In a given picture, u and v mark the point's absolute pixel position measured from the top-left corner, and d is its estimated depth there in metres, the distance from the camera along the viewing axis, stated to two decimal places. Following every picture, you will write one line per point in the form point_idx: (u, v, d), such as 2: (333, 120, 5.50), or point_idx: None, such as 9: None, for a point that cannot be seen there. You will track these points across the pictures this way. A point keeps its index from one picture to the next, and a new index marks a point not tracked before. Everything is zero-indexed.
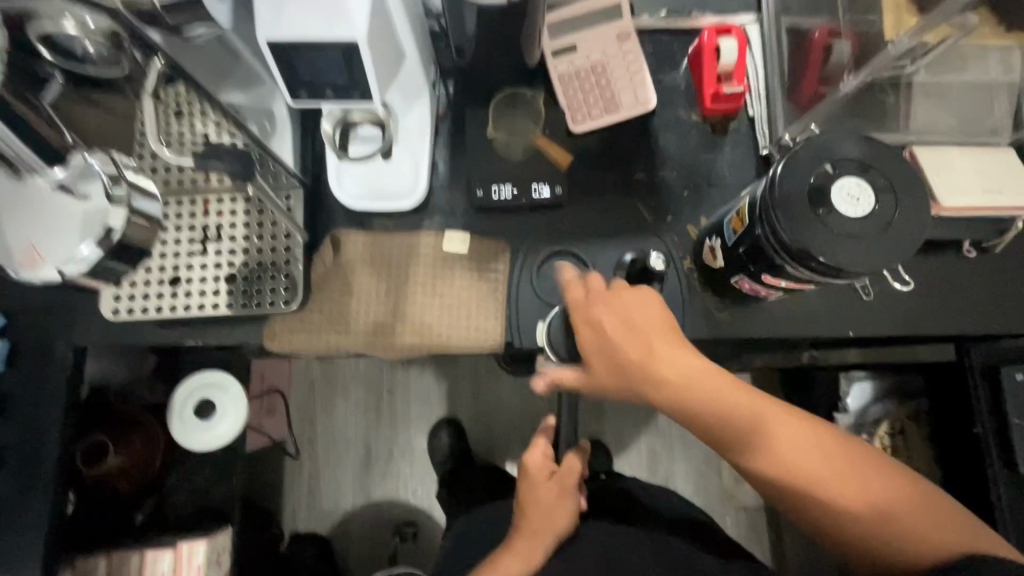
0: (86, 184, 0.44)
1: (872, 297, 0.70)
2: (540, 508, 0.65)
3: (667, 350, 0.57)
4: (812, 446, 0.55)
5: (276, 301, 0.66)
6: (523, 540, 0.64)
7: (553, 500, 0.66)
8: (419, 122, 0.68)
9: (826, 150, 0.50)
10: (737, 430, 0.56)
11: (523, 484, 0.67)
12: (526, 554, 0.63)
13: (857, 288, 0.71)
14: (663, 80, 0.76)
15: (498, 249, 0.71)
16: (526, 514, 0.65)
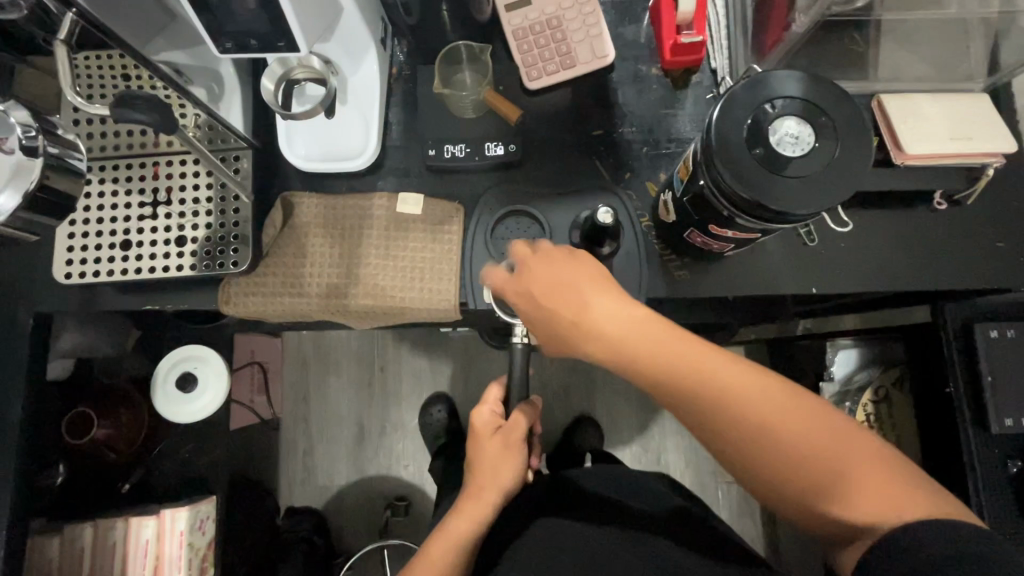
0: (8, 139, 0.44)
1: (816, 242, 0.68)
2: (488, 463, 0.65)
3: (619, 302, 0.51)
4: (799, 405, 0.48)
5: (226, 262, 0.65)
6: (470, 501, 0.66)
7: (499, 455, 0.65)
8: (367, 79, 0.67)
9: (768, 89, 0.48)
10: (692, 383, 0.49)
11: (472, 442, 0.67)
12: (474, 514, 0.65)
13: (801, 233, 0.69)
14: (624, 35, 0.74)
15: (452, 209, 0.70)
16: (474, 472, 0.66)
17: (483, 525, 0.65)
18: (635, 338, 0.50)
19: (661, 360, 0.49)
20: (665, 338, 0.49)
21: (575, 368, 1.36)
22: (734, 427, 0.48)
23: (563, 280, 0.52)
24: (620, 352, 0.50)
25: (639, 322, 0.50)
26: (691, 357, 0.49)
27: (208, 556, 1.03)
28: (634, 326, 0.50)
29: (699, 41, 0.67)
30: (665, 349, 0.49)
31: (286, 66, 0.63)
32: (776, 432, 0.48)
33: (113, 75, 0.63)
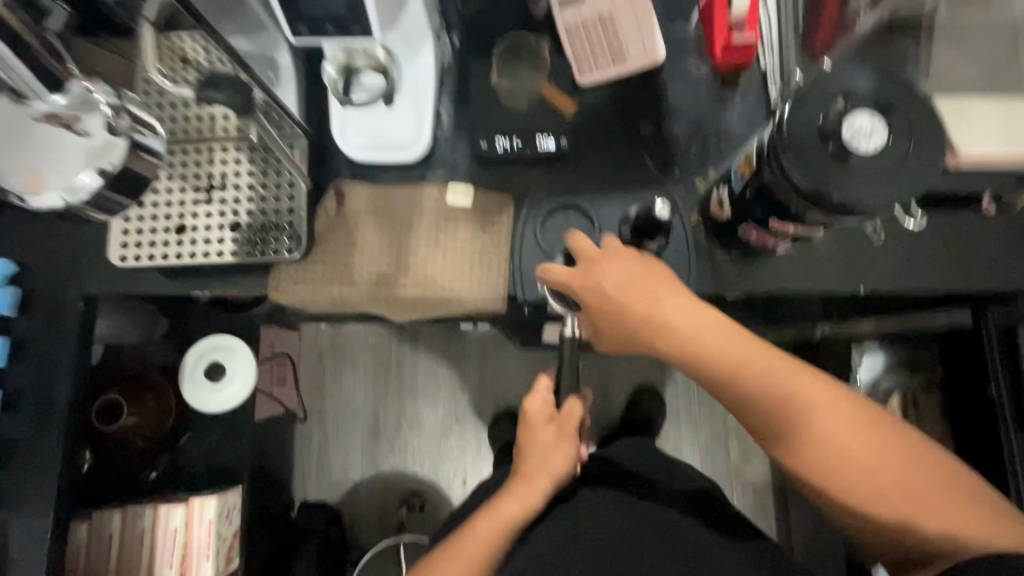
0: (90, 115, 0.44)
1: (882, 240, 0.69)
2: (540, 450, 0.66)
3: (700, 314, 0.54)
4: (853, 427, 0.54)
5: (280, 249, 0.66)
6: (518, 486, 0.66)
7: (552, 442, 0.66)
8: (422, 70, 0.67)
9: (839, 86, 0.49)
10: (756, 401, 0.55)
11: (524, 428, 0.67)
12: (522, 499, 0.65)
13: (867, 231, 0.69)
14: (674, 32, 0.75)
15: (502, 201, 0.70)
16: (524, 457, 0.66)
17: (531, 509, 0.66)
18: (711, 344, 0.54)
19: (733, 367, 0.54)
20: (739, 346, 0.54)
21: (596, 367, 1.36)
22: (795, 435, 0.55)
23: (636, 284, 0.55)
24: (694, 356, 0.55)
25: (717, 327, 0.54)
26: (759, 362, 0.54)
27: (234, 545, 1.04)
28: (706, 334, 0.54)
29: (752, 42, 0.67)
30: (737, 358, 0.54)
31: (346, 54, 0.63)
32: (836, 446, 0.54)
33: None
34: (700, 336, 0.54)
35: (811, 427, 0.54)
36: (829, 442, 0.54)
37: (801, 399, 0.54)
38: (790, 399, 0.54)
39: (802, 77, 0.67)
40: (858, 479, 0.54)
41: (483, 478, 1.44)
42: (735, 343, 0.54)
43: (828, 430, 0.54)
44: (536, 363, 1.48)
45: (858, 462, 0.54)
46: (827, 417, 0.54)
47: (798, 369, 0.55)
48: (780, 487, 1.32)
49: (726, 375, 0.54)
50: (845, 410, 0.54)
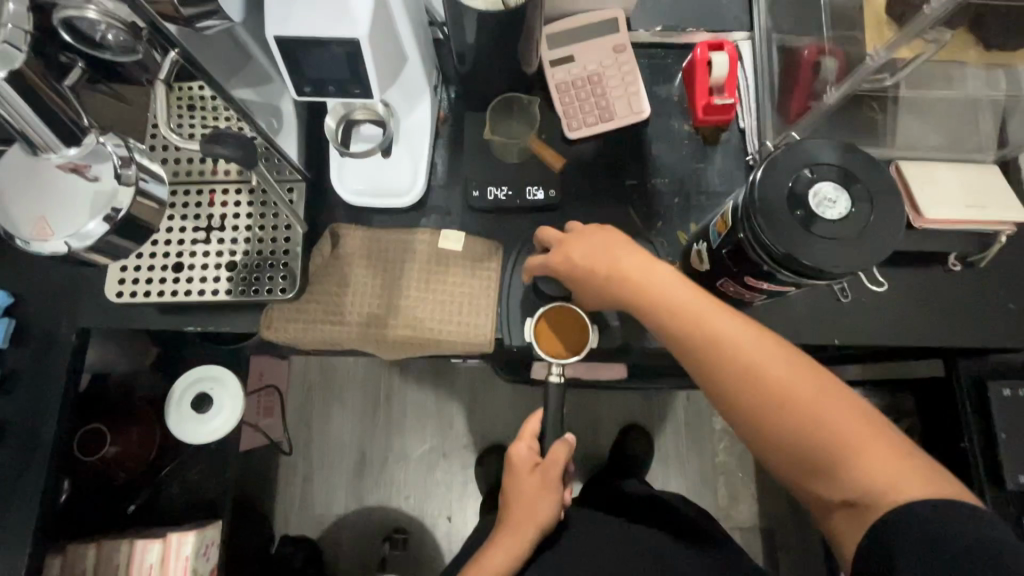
0: (101, 164, 0.47)
1: (849, 299, 0.72)
2: (524, 498, 0.65)
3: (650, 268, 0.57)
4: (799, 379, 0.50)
5: (274, 289, 0.68)
6: (507, 535, 0.66)
7: (538, 490, 0.65)
8: (420, 123, 0.71)
9: (805, 156, 0.52)
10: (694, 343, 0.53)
11: (509, 476, 0.67)
12: (510, 548, 0.66)
13: (835, 289, 0.72)
14: (658, 93, 0.79)
15: (491, 247, 0.73)
16: (510, 506, 0.66)
17: (520, 558, 0.66)
18: (648, 290, 0.56)
19: (674, 306, 0.54)
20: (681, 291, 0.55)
21: (584, 405, 1.37)
22: (734, 382, 0.52)
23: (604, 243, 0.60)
24: (639, 295, 0.56)
25: (661, 277, 0.56)
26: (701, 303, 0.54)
27: None
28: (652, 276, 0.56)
29: (730, 104, 0.72)
30: (668, 298, 0.55)
31: (347, 107, 0.67)
32: (781, 399, 0.50)
33: (180, 106, 0.66)
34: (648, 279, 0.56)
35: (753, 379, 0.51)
36: (764, 393, 0.51)
37: (742, 348, 0.52)
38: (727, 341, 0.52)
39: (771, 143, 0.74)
40: (788, 436, 0.50)
41: (469, 516, 1.42)
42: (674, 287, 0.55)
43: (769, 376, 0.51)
44: (525, 399, 1.48)
45: (790, 405, 0.50)
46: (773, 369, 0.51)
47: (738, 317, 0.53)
48: (768, 531, 1.31)
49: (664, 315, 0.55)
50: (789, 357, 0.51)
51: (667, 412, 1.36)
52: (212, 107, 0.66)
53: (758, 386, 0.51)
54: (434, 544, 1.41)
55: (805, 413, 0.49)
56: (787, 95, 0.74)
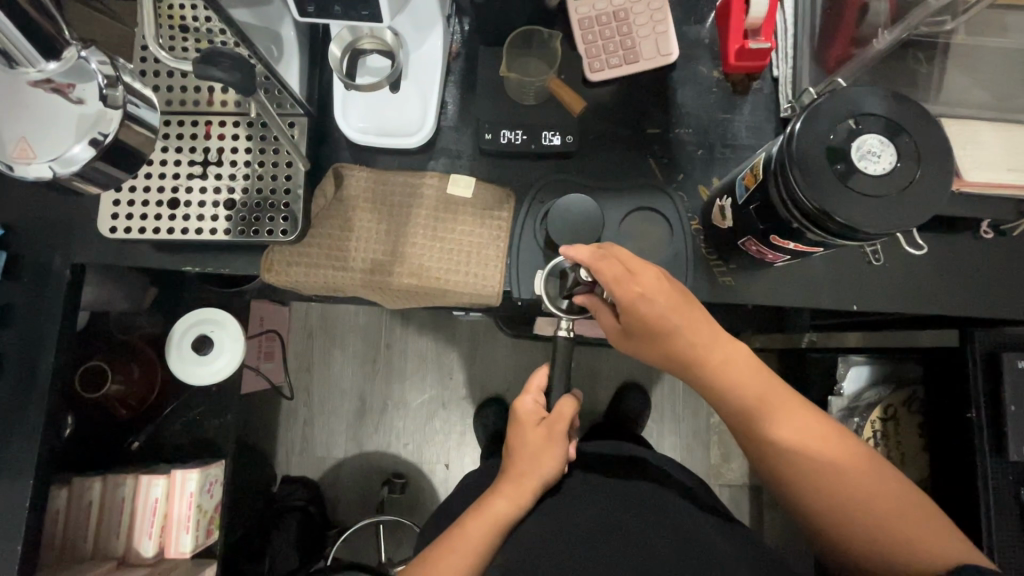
0: (83, 86, 0.42)
1: (881, 261, 0.69)
2: (529, 452, 0.64)
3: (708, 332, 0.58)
4: (820, 435, 0.61)
5: (275, 230, 0.64)
6: (510, 483, 0.65)
7: (541, 444, 0.63)
8: (431, 55, 0.66)
9: (850, 105, 0.48)
10: (746, 404, 0.61)
11: (513, 429, 0.65)
12: (513, 495, 0.64)
13: (866, 252, 0.69)
14: (687, 33, 0.73)
15: (503, 195, 0.69)
16: (514, 456, 0.64)
17: (521, 508, 0.64)
18: (705, 355, 0.59)
19: (735, 388, 0.60)
20: (763, 383, 0.61)
21: (585, 361, 1.37)
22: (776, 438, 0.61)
23: (675, 312, 0.56)
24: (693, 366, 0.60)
25: (715, 341, 0.59)
26: (759, 389, 0.61)
27: (214, 518, 1.04)
28: (734, 364, 0.60)
29: (766, 49, 0.67)
30: (725, 365, 0.59)
31: (354, 34, 0.62)
32: (808, 452, 0.61)
33: (171, 25, 0.61)
34: (730, 368, 0.60)
35: (786, 438, 0.61)
36: (796, 445, 0.61)
37: (783, 412, 0.61)
38: (789, 425, 0.61)
39: (816, 92, 0.66)
40: (809, 476, 0.62)
41: (467, 464, 1.45)
42: (754, 376, 0.60)
43: (815, 458, 0.61)
44: (525, 353, 1.49)
45: (816, 458, 0.61)
46: (803, 431, 0.61)
47: (790, 397, 0.62)
48: (757, 489, 1.34)
49: (715, 378, 0.60)
50: (845, 454, 0.61)
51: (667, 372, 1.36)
52: (207, 28, 0.61)
53: (790, 446, 0.61)
54: (432, 487, 1.45)
55: (824, 462, 0.61)
56: (829, 39, 0.68)
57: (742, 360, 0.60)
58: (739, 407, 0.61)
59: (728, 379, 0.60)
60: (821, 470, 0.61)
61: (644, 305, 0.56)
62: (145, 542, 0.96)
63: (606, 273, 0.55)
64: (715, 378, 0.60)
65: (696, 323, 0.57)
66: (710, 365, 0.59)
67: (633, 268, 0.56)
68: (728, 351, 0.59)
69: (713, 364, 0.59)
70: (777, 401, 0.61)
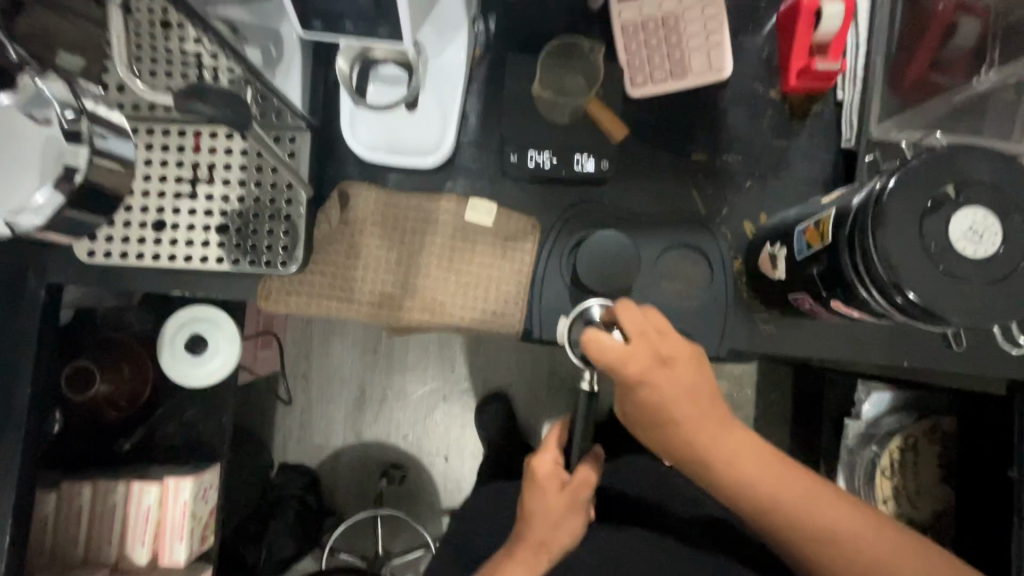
0: (43, 115, 0.35)
1: (963, 347, 0.60)
2: (548, 519, 0.58)
3: (702, 407, 0.50)
4: (848, 519, 0.51)
5: (274, 260, 0.58)
6: (527, 550, 0.59)
7: (563, 511, 0.58)
8: (453, 64, 0.58)
9: (952, 168, 0.41)
10: (745, 490, 0.51)
11: (530, 492, 0.58)
12: (530, 564, 0.58)
13: (947, 335, 0.61)
14: (743, 44, 0.65)
15: (527, 225, 0.62)
16: (533, 524, 0.58)
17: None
18: (694, 432, 0.50)
19: (726, 467, 0.51)
20: (779, 471, 0.51)
21: None
22: (790, 525, 0.51)
23: (674, 396, 0.49)
24: (682, 447, 0.51)
25: (705, 414, 0.50)
26: (758, 468, 0.51)
27: (209, 524, 1.01)
28: (746, 460, 0.51)
29: (834, 70, 0.58)
30: (718, 442, 0.51)
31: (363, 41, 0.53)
32: (834, 538, 0.51)
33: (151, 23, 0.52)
34: (721, 444, 0.51)
35: (804, 525, 0.51)
36: (817, 532, 0.51)
37: (794, 495, 0.51)
38: (828, 522, 0.51)
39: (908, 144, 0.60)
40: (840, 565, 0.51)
41: (467, 463, 1.42)
42: (773, 470, 0.51)
43: (869, 559, 0.51)
44: (531, 353, 1.44)
45: (847, 543, 0.51)
46: (824, 516, 0.51)
47: (800, 474, 0.52)
48: None
49: (706, 456, 0.51)
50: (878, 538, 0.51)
51: None
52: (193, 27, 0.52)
53: (812, 534, 0.51)
54: (430, 485, 1.43)
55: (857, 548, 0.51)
56: (905, 60, 0.60)
57: (755, 453, 0.51)
58: (761, 513, 0.51)
59: (748, 477, 0.51)
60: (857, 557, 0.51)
61: (644, 391, 0.49)
62: (138, 549, 0.93)
63: (614, 351, 0.47)
64: (727, 477, 0.51)
65: (699, 414, 0.50)
66: (702, 441, 0.51)
67: (634, 348, 0.47)
68: (738, 441, 0.51)
69: (704, 443, 0.51)
70: (785, 483, 0.51)
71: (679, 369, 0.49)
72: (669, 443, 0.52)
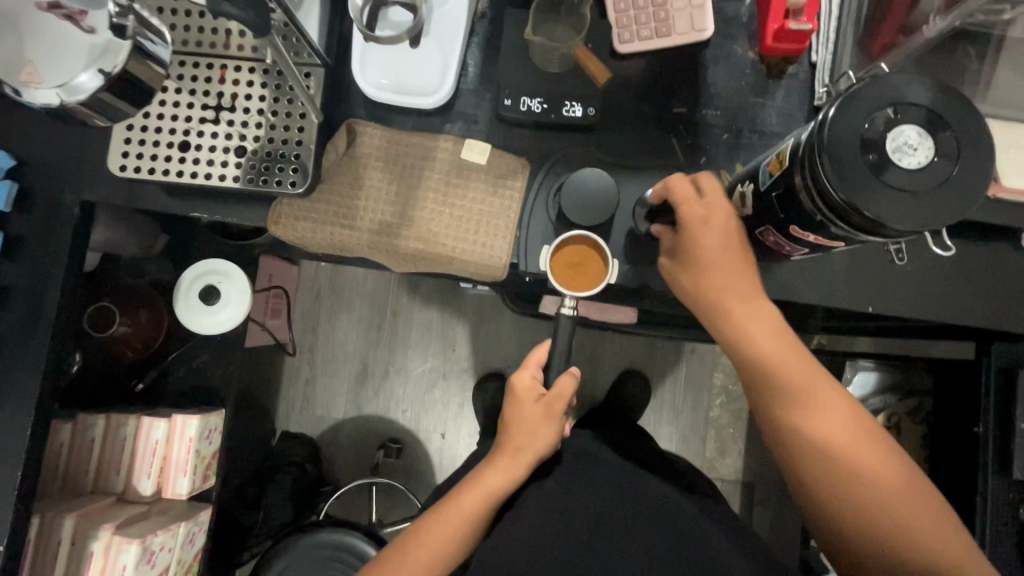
0: (91, 24, 0.41)
1: (904, 261, 0.67)
2: (526, 426, 0.67)
3: (740, 271, 0.54)
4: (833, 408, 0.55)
5: (284, 181, 0.63)
6: (505, 455, 0.68)
7: (539, 419, 0.67)
8: (455, 13, 0.64)
9: (890, 91, 0.46)
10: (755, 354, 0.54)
11: (510, 403, 0.68)
12: (507, 468, 0.67)
13: (890, 250, 0.67)
14: (725, 9, 0.70)
15: (517, 164, 0.67)
16: (511, 432, 0.67)
17: (513, 481, 0.67)
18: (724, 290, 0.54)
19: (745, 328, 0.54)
20: (789, 348, 0.55)
21: (587, 345, 1.36)
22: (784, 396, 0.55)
23: (717, 252, 0.54)
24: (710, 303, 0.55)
25: (737, 276, 0.54)
26: (776, 338, 0.54)
27: (212, 464, 1.04)
28: (766, 328, 0.54)
29: (807, 30, 0.63)
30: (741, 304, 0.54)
31: None
32: (816, 414, 0.55)
33: None
34: (746, 307, 0.54)
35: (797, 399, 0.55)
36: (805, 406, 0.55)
37: (800, 372, 0.54)
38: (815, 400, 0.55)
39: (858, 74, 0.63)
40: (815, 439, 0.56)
41: (462, 436, 1.46)
42: (785, 344, 0.54)
43: (836, 439, 0.56)
44: (529, 331, 1.48)
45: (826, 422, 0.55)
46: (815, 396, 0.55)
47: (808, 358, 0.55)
48: (750, 486, 1.34)
49: (729, 317, 0.54)
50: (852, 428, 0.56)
51: (668, 361, 1.36)
52: None
53: (800, 407, 0.55)
54: (426, 455, 1.46)
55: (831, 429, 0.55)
56: (876, 24, 0.64)
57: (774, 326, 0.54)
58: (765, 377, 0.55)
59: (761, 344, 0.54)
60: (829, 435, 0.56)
61: (700, 239, 0.54)
62: (144, 481, 0.96)
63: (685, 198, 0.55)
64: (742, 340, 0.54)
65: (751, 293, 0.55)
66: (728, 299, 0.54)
67: (701, 202, 0.55)
68: (766, 315, 0.54)
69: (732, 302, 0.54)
70: (795, 359, 0.54)
71: (739, 248, 0.55)
72: (697, 296, 0.56)
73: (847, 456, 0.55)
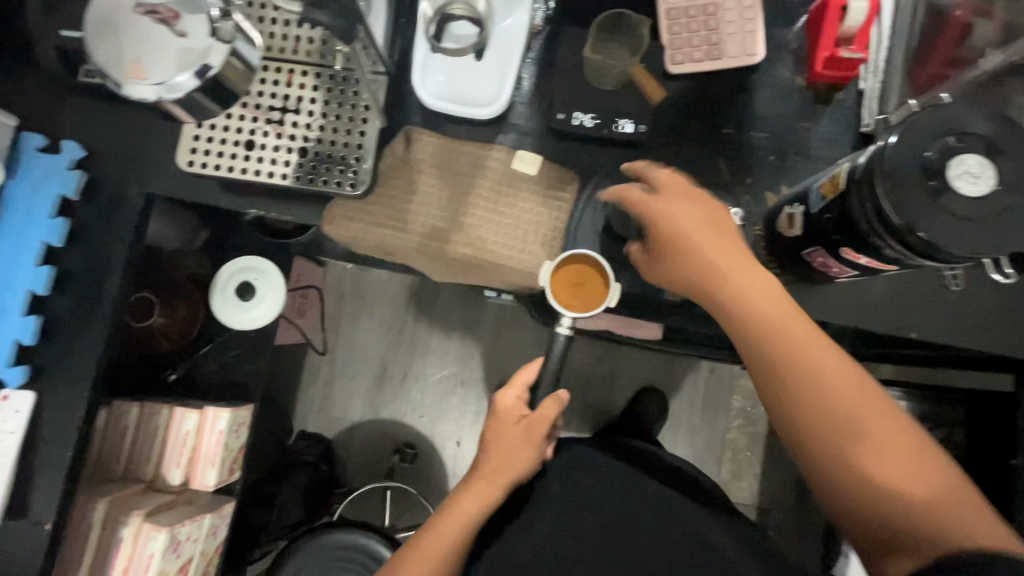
0: (182, 27, 0.44)
1: (959, 286, 0.66)
2: (505, 446, 0.71)
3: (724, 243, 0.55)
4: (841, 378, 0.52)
5: (342, 182, 0.65)
6: (483, 476, 0.71)
7: (518, 439, 0.71)
8: (515, 29, 0.66)
9: (951, 121, 0.47)
10: (749, 318, 0.54)
11: (493, 423, 0.72)
12: (487, 487, 0.70)
13: (947, 277, 0.67)
14: (775, 36, 0.72)
15: (567, 176, 0.70)
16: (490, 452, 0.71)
17: (491, 499, 0.70)
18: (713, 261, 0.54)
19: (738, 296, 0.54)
20: (789, 314, 0.53)
21: (608, 360, 1.36)
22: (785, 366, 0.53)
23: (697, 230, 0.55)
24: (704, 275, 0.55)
25: (728, 250, 0.55)
26: (772, 305, 0.53)
27: (238, 458, 1.05)
28: (759, 294, 0.54)
29: (857, 59, 0.65)
30: (733, 271, 0.54)
31: None
32: (827, 386, 0.52)
33: None
34: (739, 275, 0.54)
35: (799, 366, 0.53)
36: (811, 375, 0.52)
37: (799, 340, 0.53)
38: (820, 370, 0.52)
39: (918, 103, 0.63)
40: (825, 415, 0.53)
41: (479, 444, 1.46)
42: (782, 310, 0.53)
43: (844, 412, 0.52)
44: None
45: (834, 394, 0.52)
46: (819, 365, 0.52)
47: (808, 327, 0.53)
48: (767, 510, 1.32)
49: (725, 289, 0.54)
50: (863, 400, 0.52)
51: (688, 379, 1.35)
52: None
53: (806, 377, 0.52)
54: (442, 461, 1.47)
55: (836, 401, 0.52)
56: (925, 56, 0.66)
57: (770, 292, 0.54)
58: (764, 347, 0.53)
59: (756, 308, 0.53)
60: (836, 409, 0.52)
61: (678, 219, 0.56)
62: (173, 470, 0.97)
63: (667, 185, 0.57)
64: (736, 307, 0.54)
65: (740, 262, 0.54)
66: (724, 270, 0.54)
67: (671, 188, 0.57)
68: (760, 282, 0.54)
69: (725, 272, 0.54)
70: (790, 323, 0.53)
71: (720, 230, 0.56)
72: (691, 272, 0.56)
73: (855, 431, 0.52)
